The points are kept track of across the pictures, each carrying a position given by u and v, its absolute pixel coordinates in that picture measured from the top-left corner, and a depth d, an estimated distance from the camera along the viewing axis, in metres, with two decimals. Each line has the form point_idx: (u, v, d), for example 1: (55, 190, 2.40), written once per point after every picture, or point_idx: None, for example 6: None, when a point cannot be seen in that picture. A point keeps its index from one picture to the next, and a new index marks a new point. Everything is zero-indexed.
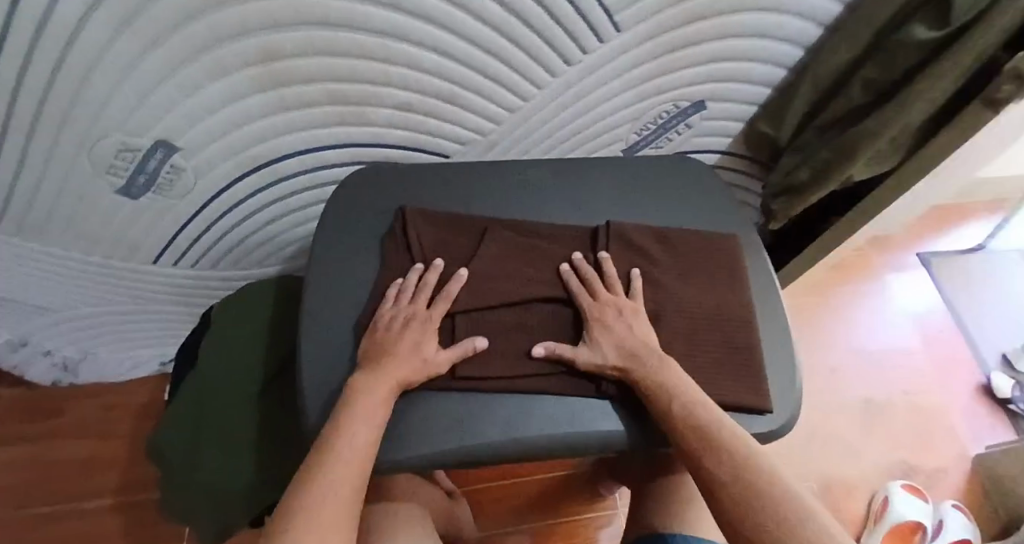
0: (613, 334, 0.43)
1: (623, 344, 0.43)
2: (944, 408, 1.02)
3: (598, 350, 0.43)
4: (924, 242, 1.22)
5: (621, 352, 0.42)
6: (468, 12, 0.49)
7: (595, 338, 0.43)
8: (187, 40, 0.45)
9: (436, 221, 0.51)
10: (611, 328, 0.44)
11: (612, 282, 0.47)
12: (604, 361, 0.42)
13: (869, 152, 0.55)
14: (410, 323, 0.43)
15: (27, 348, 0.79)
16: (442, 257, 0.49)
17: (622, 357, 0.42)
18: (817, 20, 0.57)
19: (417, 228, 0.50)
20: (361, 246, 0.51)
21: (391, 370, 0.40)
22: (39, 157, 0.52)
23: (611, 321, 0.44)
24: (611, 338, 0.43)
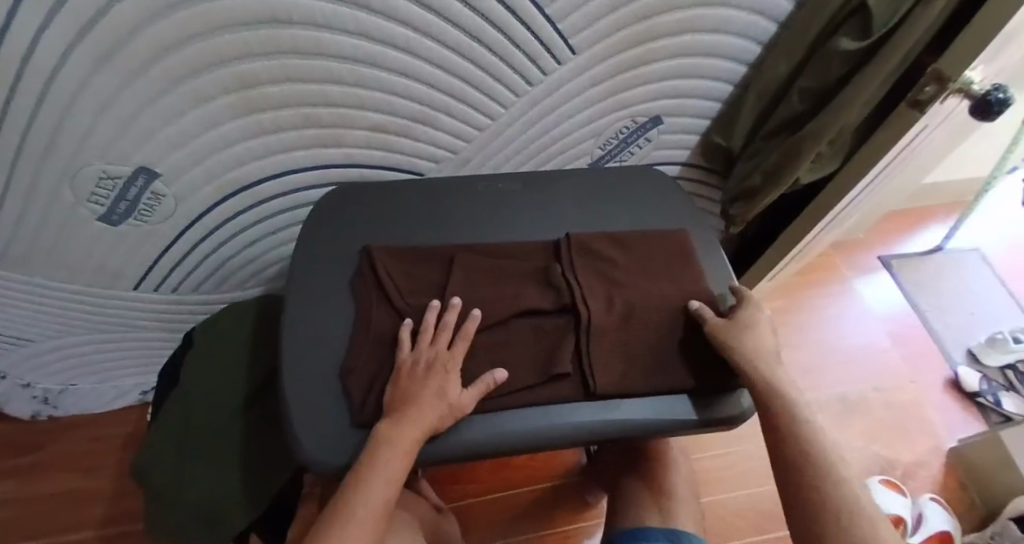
0: (756, 329, 0.45)
1: (760, 340, 0.44)
2: (916, 404, 1.05)
3: (738, 330, 0.44)
4: (886, 246, 1.27)
5: (756, 340, 0.44)
6: (434, 39, 0.53)
7: (747, 323, 0.45)
8: (168, 70, 0.48)
9: (405, 254, 0.53)
10: (759, 323, 0.45)
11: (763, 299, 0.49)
12: (735, 336, 0.44)
13: (810, 156, 0.59)
14: (431, 369, 0.43)
15: (5, 380, 0.80)
16: (415, 284, 0.50)
17: (755, 345, 0.43)
18: (756, 39, 0.62)
19: (386, 265, 0.51)
20: (338, 262, 0.53)
21: (415, 424, 0.39)
22: (22, 187, 0.53)
23: (759, 319, 0.46)
24: (754, 328, 0.45)
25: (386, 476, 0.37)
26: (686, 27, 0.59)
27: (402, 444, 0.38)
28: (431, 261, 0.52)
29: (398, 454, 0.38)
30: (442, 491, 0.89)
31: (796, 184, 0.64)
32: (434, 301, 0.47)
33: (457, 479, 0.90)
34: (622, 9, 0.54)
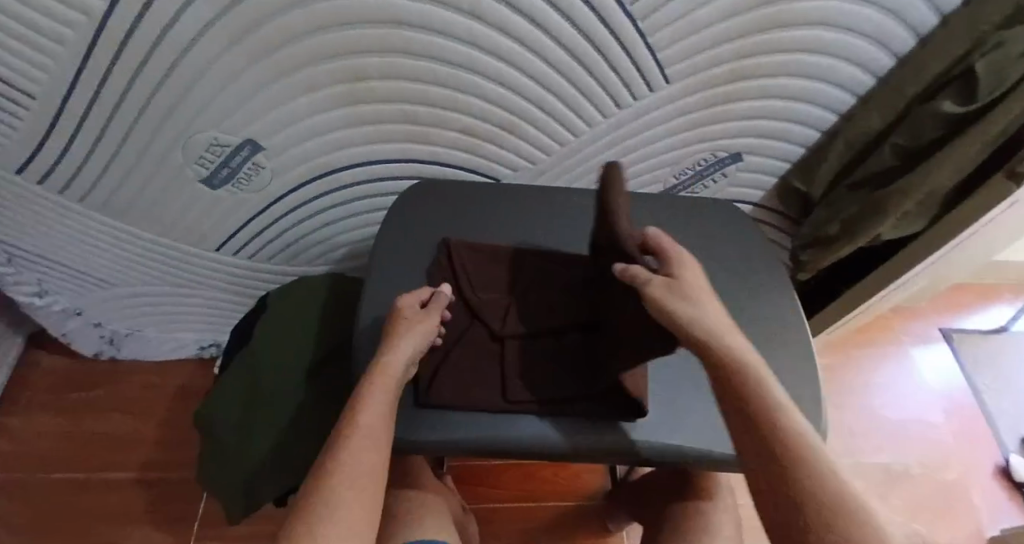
0: (701, 292, 0.38)
1: (710, 308, 0.37)
2: (962, 486, 1.00)
3: (690, 293, 0.37)
4: (946, 317, 1.22)
5: (709, 310, 0.37)
6: (535, 53, 0.54)
7: (689, 283, 0.38)
8: (289, 56, 0.51)
9: (483, 251, 0.54)
10: (700, 285, 0.39)
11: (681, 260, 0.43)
12: (692, 305, 0.36)
13: (894, 215, 0.58)
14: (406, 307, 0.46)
15: (80, 317, 0.85)
16: (482, 283, 0.52)
17: (708, 314, 0.36)
18: (851, 90, 0.62)
19: (464, 262, 0.53)
20: (415, 251, 0.56)
21: (398, 355, 0.41)
22: (139, 142, 0.58)
23: (698, 284, 0.39)
24: (701, 295, 0.38)
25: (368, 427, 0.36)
26: (782, 71, 0.59)
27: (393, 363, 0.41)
28: (501, 260, 0.53)
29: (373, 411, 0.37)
30: (468, 493, 0.90)
31: (875, 240, 0.63)
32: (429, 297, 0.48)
33: (481, 483, 0.91)
34: (722, 47, 0.55)
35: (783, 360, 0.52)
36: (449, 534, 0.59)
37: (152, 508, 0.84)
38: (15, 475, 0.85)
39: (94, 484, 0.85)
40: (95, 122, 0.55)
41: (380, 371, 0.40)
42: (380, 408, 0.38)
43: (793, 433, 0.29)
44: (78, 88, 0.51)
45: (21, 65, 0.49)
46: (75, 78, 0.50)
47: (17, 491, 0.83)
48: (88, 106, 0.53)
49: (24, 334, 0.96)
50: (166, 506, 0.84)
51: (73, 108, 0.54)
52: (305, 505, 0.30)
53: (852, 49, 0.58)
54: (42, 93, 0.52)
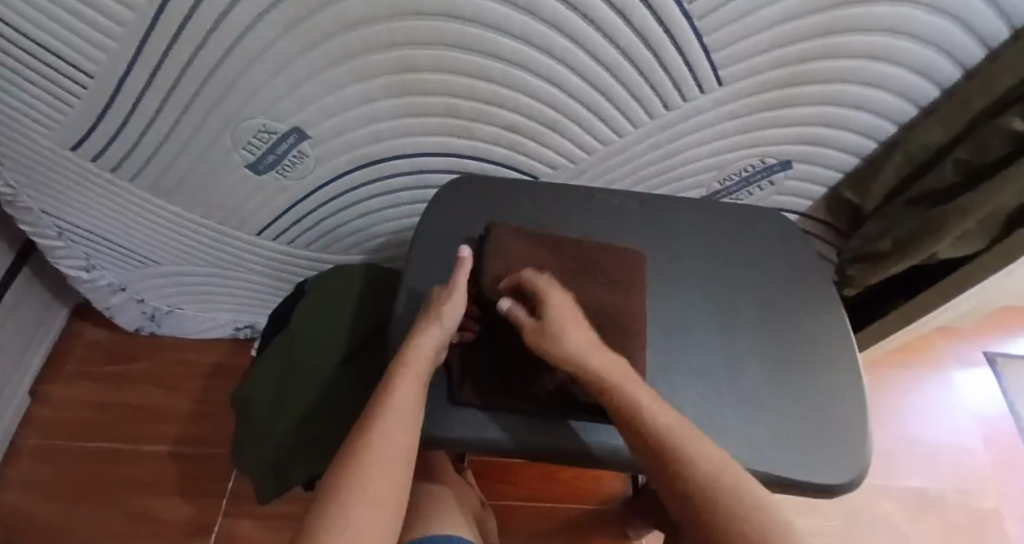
0: (564, 317, 0.43)
1: (575, 332, 0.42)
2: (999, 518, 0.96)
3: (552, 329, 0.42)
4: (992, 340, 1.17)
5: (573, 336, 0.42)
6: (587, 52, 0.53)
7: (549, 316, 0.42)
8: (341, 46, 0.51)
9: (523, 236, 0.51)
10: (562, 309, 0.43)
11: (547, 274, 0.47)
12: (554, 342, 0.41)
13: (951, 235, 0.56)
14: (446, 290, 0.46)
15: (125, 292, 0.88)
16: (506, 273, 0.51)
17: (575, 343, 0.41)
18: (913, 100, 0.59)
19: (501, 244, 0.49)
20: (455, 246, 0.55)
21: (430, 337, 0.43)
22: (191, 125, 0.59)
23: (562, 306, 0.44)
24: (563, 321, 0.42)
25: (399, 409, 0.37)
26: (842, 78, 0.57)
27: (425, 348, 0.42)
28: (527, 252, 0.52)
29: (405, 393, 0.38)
30: (488, 487, 0.90)
31: (931, 258, 0.61)
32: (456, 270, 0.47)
33: (501, 479, 0.91)
34: (782, 51, 0.53)
35: (828, 378, 0.51)
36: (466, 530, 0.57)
37: (183, 481, 0.86)
38: (57, 440, 0.88)
39: (130, 454, 0.87)
40: (151, 104, 0.57)
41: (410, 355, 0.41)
42: (412, 391, 0.39)
43: (685, 459, 0.33)
44: (136, 70, 0.53)
45: (85, 46, 0.51)
46: (135, 60, 0.51)
47: (58, 455, 0.87)
48: (145, 88, 0.55)
49: (71, 305, 1.00)
50: (196, 480, 0.86)
51: (131, 89, 0.55)
52: (339, 474, 0.31)
53: (920, 59, 0.55)
54: (103, 73, 0.53)
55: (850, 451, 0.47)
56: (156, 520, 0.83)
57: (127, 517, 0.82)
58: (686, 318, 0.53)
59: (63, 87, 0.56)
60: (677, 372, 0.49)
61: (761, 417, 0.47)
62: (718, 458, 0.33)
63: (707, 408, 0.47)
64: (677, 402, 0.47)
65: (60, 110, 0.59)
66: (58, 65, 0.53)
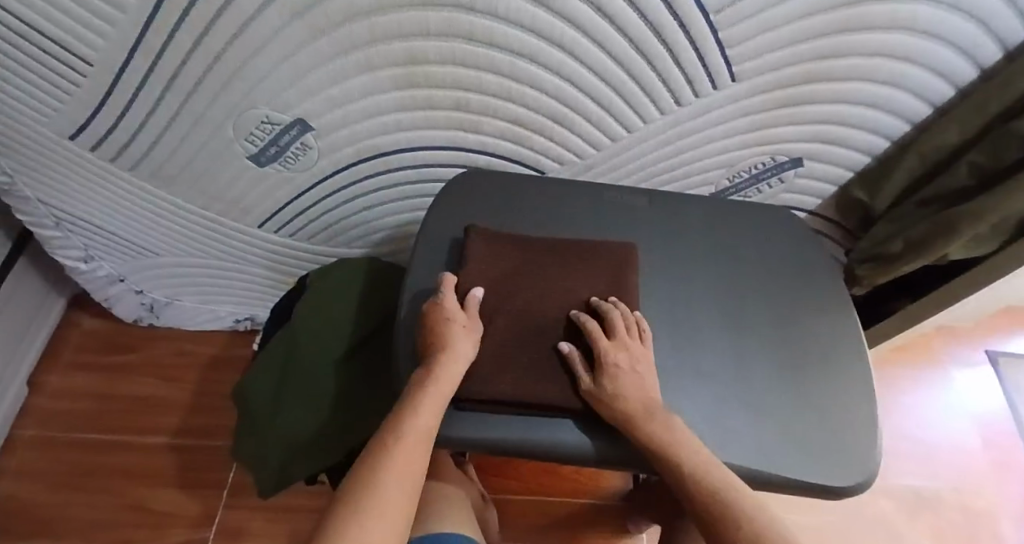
0: (624, 382, 0.43)
1: (632, 394, 0.42)
2: (995, 517, 0.97)
3: (607, 393, 0.42)
4: (992, 340, 1.17)
5: (633, 398, 0.42)
6: (599, 45, 0.52)
7: (606, 380, 0.43)
8: (347, 36, 0.50)
9: (507, 243, 0.52)
10: (624, 374, 0.43)
11: (615, 328, 0.46)
12: (609, 404, 0.42)
13: (965, 236, 0.55)
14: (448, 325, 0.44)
15: (123, 283, 0.87)
16: (497, 268, 0.50)
17: (628, 405, 0.41)
18: (928, 99, 0.59)
19: (481, 252, 0.50)
20: (457, 245, 0.54)
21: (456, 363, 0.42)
22: (193, 114, 0.58)
23: (624, 366, 0.43)
24: (620, 385, 0.42)
25: (424, 419, 0.38)
26: (858, 75, 0.56)
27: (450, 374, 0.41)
28: (518, 245, 0.52)
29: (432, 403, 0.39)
30: (487, 483, 0.90)
31: (942, 259, 0.60)
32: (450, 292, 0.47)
33: (500, 474, 0.91)
34: (798, 46, 0.52)
35: (838, 382, 0.50)
36: (469, 527, 0.57)
37: (182, 473, 0.86)
38: (55, 431, 0.87)
39: (129, 446, 0.87)
40: (152, 92, 0.55)
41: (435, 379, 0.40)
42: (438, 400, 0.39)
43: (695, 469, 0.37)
44: (137, 58, 0.51)
45: (84, 32, 0.49)
46: (136, 47, 0.50)
47: (56, 445, 0.86)
48: (147, 76, 0.53)
49: (68, 295, 0.98)
50: (195, 472, 0.86)
51: (131, 78, 0.54)
52: (352, 500, 0.31)
53: (939, 58, 0.54)
54: (103, 60, 0.52)
55: (860, 453, 0.46)
56: (156, 512, 0.82)
57: (126, 509, 0.82)
58: (696, 318, 0.52)
59: (61, 75, 0.54)
60: (687, 373, 0.48)
61: (770, 420, 0.47)
62: (710, 462, 0.38)
63: (717, 409, 0.46)
64: (687, 404, 0.46)
65: (58, 97, 0.57)
66: (57, 52, 0.52)
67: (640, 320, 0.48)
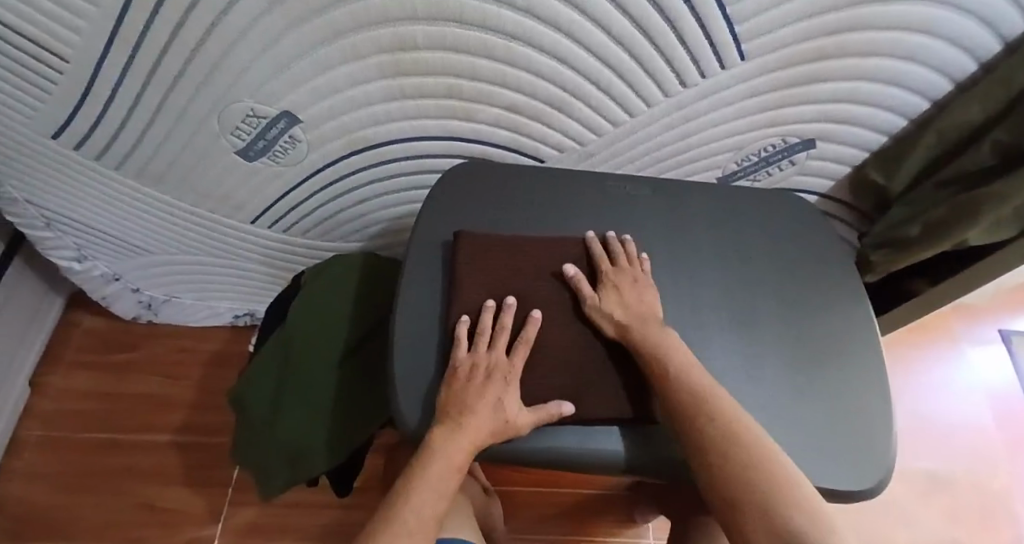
0: (623, 298, 0.46)
1: (633, 308, 0.46)
2: (1012, 498, 0.95)
3: (608, 308, 0.46)
4: (1010, 318, 1.14)
5: (636, 309, 0.46)
6: (597, 25, 0.49)
7: (607, 297, 0.46)
8: (331, 23, 0.47)
9: (497, 244, 0.49)
10: (624, 290, 0.47)
11: (618, 255, 0.50)
12: (611, 317, 0.45)
13: (988, 219, 0.52)
14: (492, 375, 0.42)
15: (119, 282, 0.86)
16: (491, 283, 0.48)
17: (628, 317, 0.45)
18: (949, 74, 0.55)
19: (469, 259, 0.48)
20: (448, 249, 0.51)
21: (484, 418, 0.40)
22: (176, 109, 0.56)
23: (624, 287, 0.47)
24: (619, 299, 0.46)
25: (441, 480, 0.37)
26: (876, 50, 0.52)
27: (479, 427, 0.40)
28: (512, 247, 0.49)
29: (460, 447, 0.39)
30: (492, 474, 0.89)
31: (963, 244, 0.57)
32: (489, 301, 0.46)
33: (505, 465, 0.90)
34: (811, 20, 0.48)
35: (852, 377, 0.48)
36: (470, 527, 0.56)
37: (187, 470, 0.85)
38: (58, 430, 0.87)
39: (134, 444, 0.87)
40: (131, 87, 0.53)
41: (463, 432, 0.39)
42: (467, 446, 0.39)
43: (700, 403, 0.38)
44: (111, 53, 0.49)
45: (54, 27, 0.47)
46: (112, 42, 0.48)
47: (60, 445, 0.86)
48: (123, 71, 0.51)
49: (66, 293, 0.98)
50: (200, 469, 0.85)
51: (108, 73, 0.51)
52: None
53: (961, 30, 0.50)
54: (78, 57, 0.50)
55: (876, 451, 0.44)
56: (163, 510, 0.82)
57: (132, 508, 0.82)
58: (704, 311, 0.50)
59: (36, 74, 0.52)
60: None
61: (782, 419, 0.45)
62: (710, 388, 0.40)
63: None
64: None
65: (34, 96, 0.55)
66: (28, 48, 0.49)
67: (635, 257, 0.50)
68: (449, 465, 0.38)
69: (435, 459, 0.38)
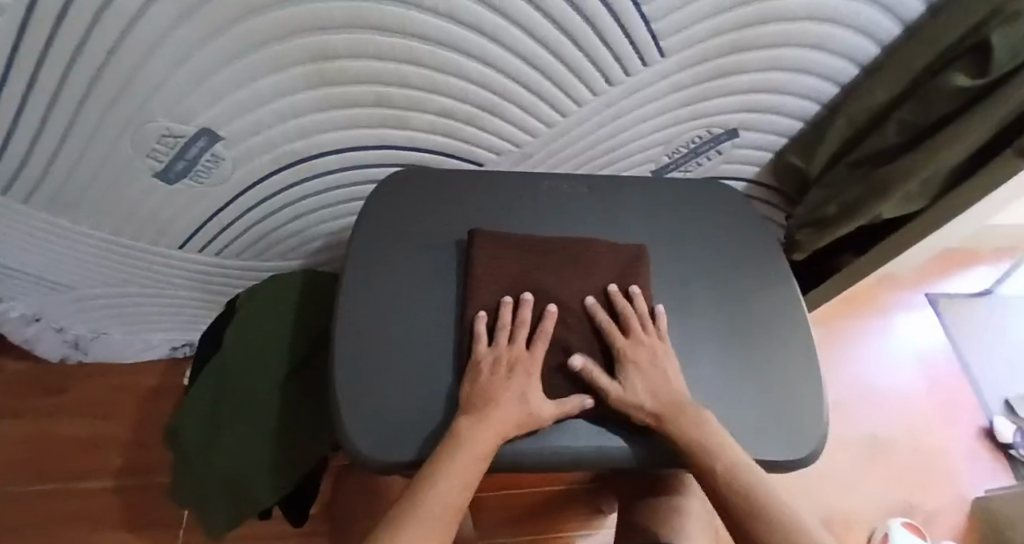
0: (647, 376, 0.43)
1: (659, 391, 0.42)
2: (945, 451, 1.02)
3: (633, 391, 0.42)
4: (933, 283, 1.23)
5: (664, 392, 0.42)
6: (521, 28, 0.49)
7: (630, 380, 0.43)
8: (244, 35, 0.46)
9: (509, 243, 0.49)
10: (646, 371, 0.43)
11: (630, 324, 0.45)
12: (639, 405, 0.42)
13: (897, 194, 0.55)
14: (514, 370, 0.42)
15: (39, 323, 0.80)
16: (510, 275, 0.47)
17: (656, 401, 0.42)
18: (854, 60, 0.59)
19: (484, 256, 0.48)
20: (462, 247, 0.52)
21: (506, 410, 0.40)
22: (84, 134, 0.53)
23: (644, 363, 0.44)
24: (644, 382, 0.43)
25: (471, 469, 0.37)
26: (785, 41, 0.55)
27: (501, 417, 0.40)
28: (521, 247, 0.49)
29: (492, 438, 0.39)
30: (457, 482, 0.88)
31: (875, 219, 0.61)
32: (506, 298, 0.46)
33: None
34: (723, 15, 0.50)
35: (786, 352, 0.50)
36: None
37: (130, 515, 0.80)
38: None
39: (67, 492, 0.81)
40: (30, 114, 0.50)
41: (490, 422, 0.39)
42: (497, 438, 0.39)
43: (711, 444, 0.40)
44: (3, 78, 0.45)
45: None
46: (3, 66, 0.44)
47: None
48: (18, 97, 0.47)
49: None
50: (145, 511, 0.81)
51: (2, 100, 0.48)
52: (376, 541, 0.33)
53: (859, 19, 0.54)
54: None
55: (809, 422, 0.46)
56: None
57: None
58: None
59: None
60: None
61: (725, 398, 0.46)
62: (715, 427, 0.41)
63: None
64: None
65: None
66: None
67: (660, 320, 0.47)
68: (482, 458, 0.37)
69: (465, 447, 0.37)
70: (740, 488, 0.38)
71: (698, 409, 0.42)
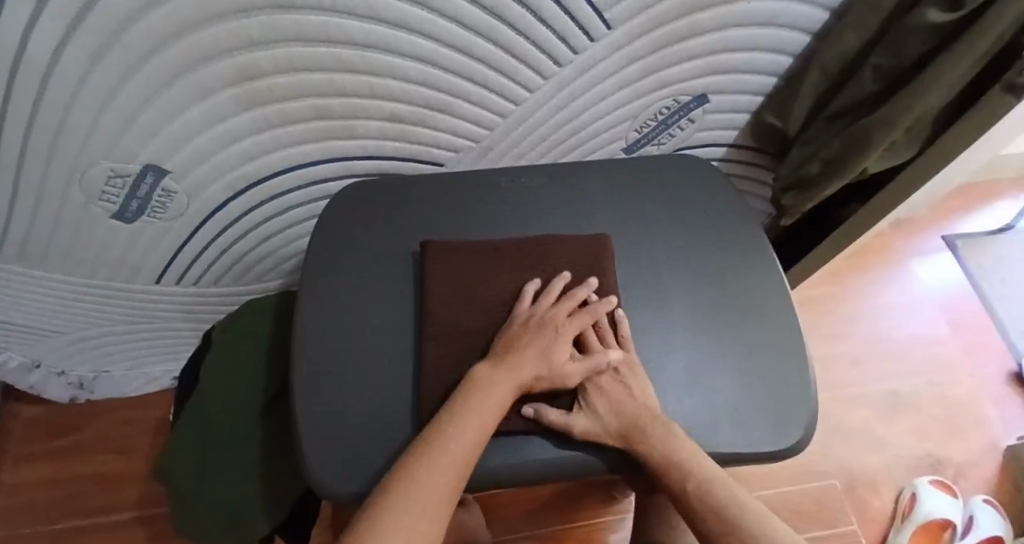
0: (610, 398, 0.41)
1: (622, 409, 0.40)
2: (973, 400, 0.98)
3: (596, 416, 0.40)
4: (948, 224, 1.16)
5: (631, 412, 0.40)
6: (451, 19, 0.47)
7: (593, 405, 0.41)
8: (164, 66, 0.44)
9: (462, 250, 0.47)
10: (610, 390, 0.41)
11: (588, 342, 0.43)
12: (603, 429, 0.40)
13: (881, 146, 0.51)
14: (544, 326, 0.42)
15: (41, 369, 0.81)
16: (457, 285, 0.45)
17: (622, 423, 0.40)
18: (822, 4, 0.54)
19: (433, 266, 0.46)
20: (416, 259, 0.50)
21: (524, 369, 0.39)
22: (30, 186, 0.52)
23: (606, 384, 0.42)
24: (608, 404, 0.41)
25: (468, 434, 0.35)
26: None
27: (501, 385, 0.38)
28: (471, 254, 0.47)
29: (475, 422, 0.36)
30: None
31: (864, 173, 0.57)
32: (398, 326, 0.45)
33: None
34: None
35: (767, 331, 0.47)
36: None
37: None
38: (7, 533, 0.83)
39: (91, 528, 0.83)
40: None
41: (486, 387, 0.38)
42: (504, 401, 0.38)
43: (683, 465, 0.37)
44: None
45: None
46: None
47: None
48: None
49: None
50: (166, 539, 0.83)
51: None
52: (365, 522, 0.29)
53: None
54: None
55: (796, 403, 0.44)
56: None
57: None
58: None
59: None
60: None
61: (703, 387, 0.44)
62: (688, 448, 0.38)
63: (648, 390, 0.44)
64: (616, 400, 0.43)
65: None
66: None
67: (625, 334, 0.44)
68: (481, 418, 0.36)
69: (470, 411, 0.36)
70: (717, 514, 0.35)
71: (668, 425, 0.39)
